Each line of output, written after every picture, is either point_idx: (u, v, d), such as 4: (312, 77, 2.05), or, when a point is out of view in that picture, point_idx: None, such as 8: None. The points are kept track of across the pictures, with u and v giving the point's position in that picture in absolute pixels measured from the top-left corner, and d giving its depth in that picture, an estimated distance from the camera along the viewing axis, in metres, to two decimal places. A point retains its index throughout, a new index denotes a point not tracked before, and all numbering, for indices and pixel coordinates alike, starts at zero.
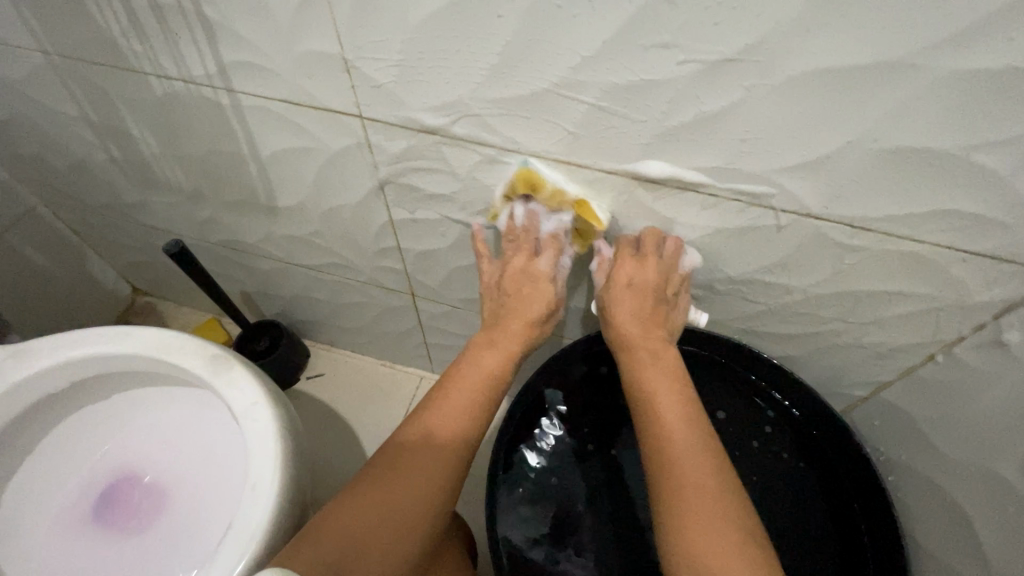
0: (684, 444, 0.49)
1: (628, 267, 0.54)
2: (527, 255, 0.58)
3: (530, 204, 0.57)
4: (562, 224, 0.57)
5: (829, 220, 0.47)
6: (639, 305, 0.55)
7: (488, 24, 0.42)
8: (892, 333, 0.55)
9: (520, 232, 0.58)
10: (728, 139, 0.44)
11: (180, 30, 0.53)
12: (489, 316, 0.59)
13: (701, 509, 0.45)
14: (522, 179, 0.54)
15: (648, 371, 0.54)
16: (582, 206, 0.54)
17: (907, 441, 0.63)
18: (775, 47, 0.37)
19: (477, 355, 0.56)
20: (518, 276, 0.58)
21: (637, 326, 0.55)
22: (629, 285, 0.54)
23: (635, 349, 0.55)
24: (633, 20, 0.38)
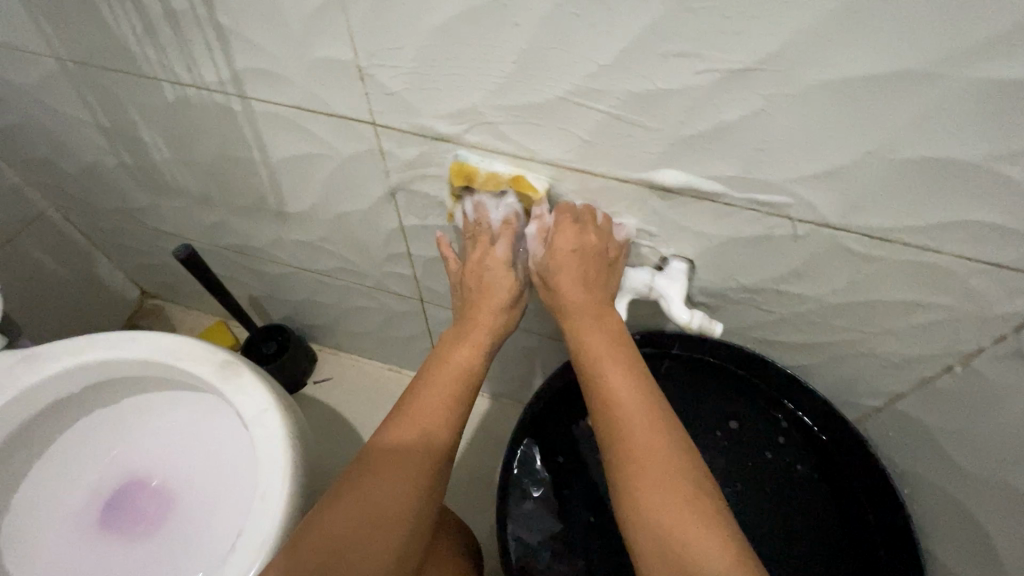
0: (631, 408, 0.46)
1: (565, 237, 0.52)
2: (483, 247, 0.57)
3: (474, 196, 0.57)
4: (509, 207, 0.56)
5: (847, 231, 0.46)
6: (577, 269, 0.52)
7: (504, 33, 0.42)
8: (909, 345, 0.54)
9: (474, 226, 0.58)
10: (745, 148, 0.43)
11: (194, 36, 0.53)
12: (459, 313, 0.59)
13: (652, 475, 0.43)
14: (456, 173, 0.55)
15: (590, 335, 0.51)
16: (519, 181, 0.53)
17: (924, 453, 0.62)
18: (796, 56, 0.37)
19: (446, 352, 0.55)
20: (476, 270, 0.57)
21: (577, 292, 0.52)
22: (565, 253, 0.52)
23: (574, 313, 0.52)
24: (652, 28, 0.38)
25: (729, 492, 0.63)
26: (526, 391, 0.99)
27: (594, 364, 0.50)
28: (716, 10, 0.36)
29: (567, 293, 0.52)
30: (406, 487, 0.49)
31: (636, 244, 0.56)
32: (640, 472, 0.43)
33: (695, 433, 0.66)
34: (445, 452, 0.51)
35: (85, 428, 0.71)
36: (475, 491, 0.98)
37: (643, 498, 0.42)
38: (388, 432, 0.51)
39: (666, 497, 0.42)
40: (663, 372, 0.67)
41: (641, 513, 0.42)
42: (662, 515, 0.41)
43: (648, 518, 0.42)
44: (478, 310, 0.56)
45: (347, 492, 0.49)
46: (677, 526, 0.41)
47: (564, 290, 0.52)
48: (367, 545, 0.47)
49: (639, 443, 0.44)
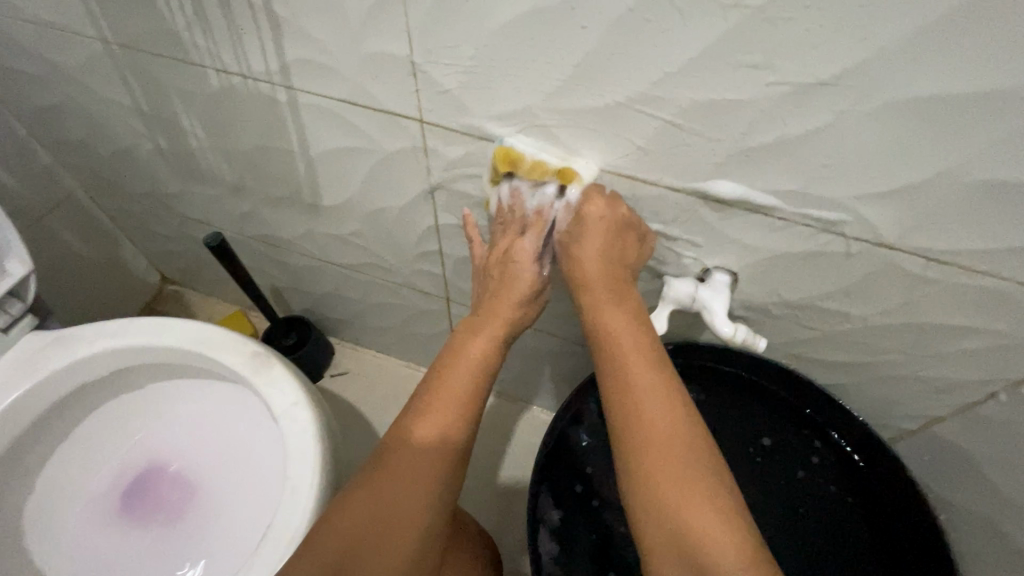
0: (646, 392, 0.46)
1: (594, 205, 0.50)
2: (514, 236, 0.56)
3: (514, 182, 0.55)
4: (545, 197, 0.53)
5: (904, 251, 0.46)
6: (603, 241, 0.51)
7: (570, 35, 0.41)
8: (954, 369, 0.53)
9: (508, 212, 0.56)
10: (807, 163, 0.43)
11: (246, 26, 0.52)
12: (480, 298, 0.57)
13: (664, 460, 0.43)
14: (501, 159, 0.52)
15: (608, 315, 0.50)
16: (567, 174, 0.51)
17: (963, 477, 0.62)
18: (872, 75, 0.36)
19: (467, 338, 0.54)
20: (501, 259, 0.56)
21: (597, 266, 0.51)
22: (593, 223, 0.50)
23: (593, 289, 0.51)
24: (726, 36, 0.37)
25: (759, 508, 0.63)
26: (546, 395, 0.99)
27: (612, 345, 0.49)
28: (797, 22, 0.35)
29: (589, 265, 0.51)
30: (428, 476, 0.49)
31: (679, 253, 0.56)
32: (657, 453, 0.44)
33: (725, 447, 0.66)
34: (464, 446, 0.51)
35: (109, 414, 0.70)
36: (490, 494, 0.97)
37: (656, 482, 0.43)
38: (415, 413, 0.51)
39: (679, 483, 0.42)
40: (695, 385, 0.67)
41: (651, 498, 0.43)
42: (674, 502, 0.42)
43: (658, 504, 0.43)
44: (503, 300, 0.55)
45: (373, 484, 0.48)
46: (687, 513, 0.41)
47: (588, 265, 0.51)
48: (390, 535, 0.47)
49: (657, 429, 0.44)
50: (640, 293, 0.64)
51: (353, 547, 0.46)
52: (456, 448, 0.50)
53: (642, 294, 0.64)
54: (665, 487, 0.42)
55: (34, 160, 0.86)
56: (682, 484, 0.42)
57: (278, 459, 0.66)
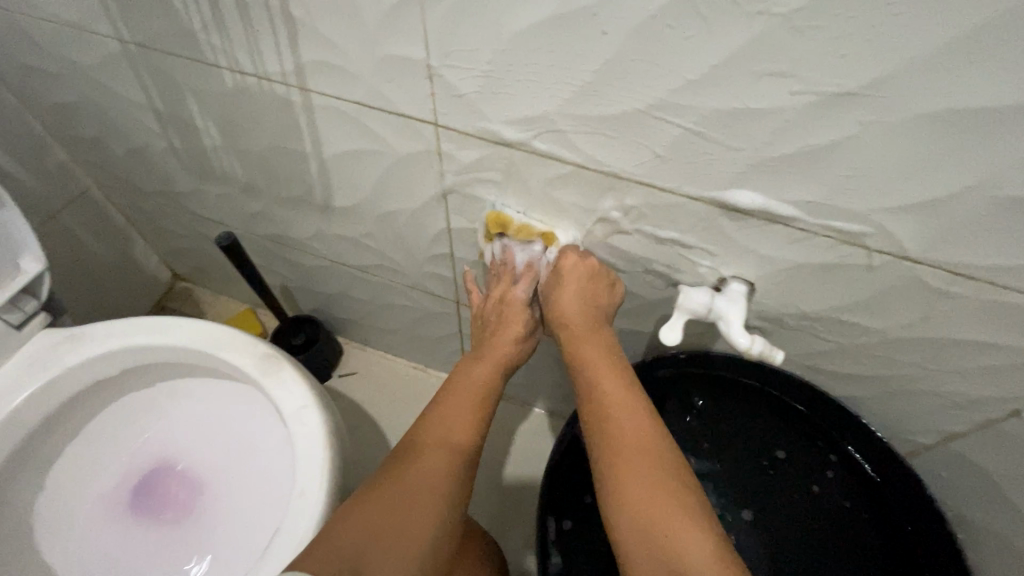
0: (619, 411, 0.51)
1: (568, 258, 0.56)
2: (505, 286, 0.63)
3: (504, 240, 0.62)
4: (532, 253, 0.61)
5: (927, 265, 0.45)
6: (579, 287, 0.56)
7: (590, 40, 0.40)
8: (975, 385, 0.52)
9: (500, 266, 0.64)
10: (831, 174, 0.42)
11: (262, 27, 0.52)
12: (479, 339, 0.64)
13: (636, 472, 0.47)
14: (492, 222, 0.60)
15: (585, 345, 0.56)
16: (549, 237, 0.59)
17: (982, 494, 0.60)
18: (900, 85, 0.35)
19: (464, 372, 0.60)
20: (497, 305, 0.63)
21: (575, 306, 0.56)
22: (568, 274, 0.56)
23: (571, 326, 0.57)
24: (752, 43, 0.36)
25: (771, 521, 0.62)
26: (553, 400, 0.98)
27: (588, 372, 0.54)
28: (826, 30, 0.34)
29: (567, 305, 0.56)
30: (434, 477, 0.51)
31: (694, 262, 0.55)
32: (628, 465, 0.47)
33: (736, 458, 0.65)
34: (469, 460, 0.53)
35: (119, 412, 0.71)
36: (495, 499, 0.96)
37: (629, 490, 0.46)
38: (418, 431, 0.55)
39: (651, 490, 0.46)
40: (708, 395, 0.68)
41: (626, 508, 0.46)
42: (646, 509, 0.45)
43: (633, 512, 0.45)
44: (497, 339, 0.61)
45: (383, 486, 0.50)
46: (659, 518, 0.44)
47: (564, 305, 0.56)
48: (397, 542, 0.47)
49: (628, 444, 0.49)
50: (653, 301, 0.63)
51: (362, 547, 0.46)
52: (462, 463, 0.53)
53: (655, 302, 0.63)
54: (638, 495, 0.46)
55: (50, 157, 0.87)
56: (655, 491, 0.45)
57: (286, 461, 0.66)
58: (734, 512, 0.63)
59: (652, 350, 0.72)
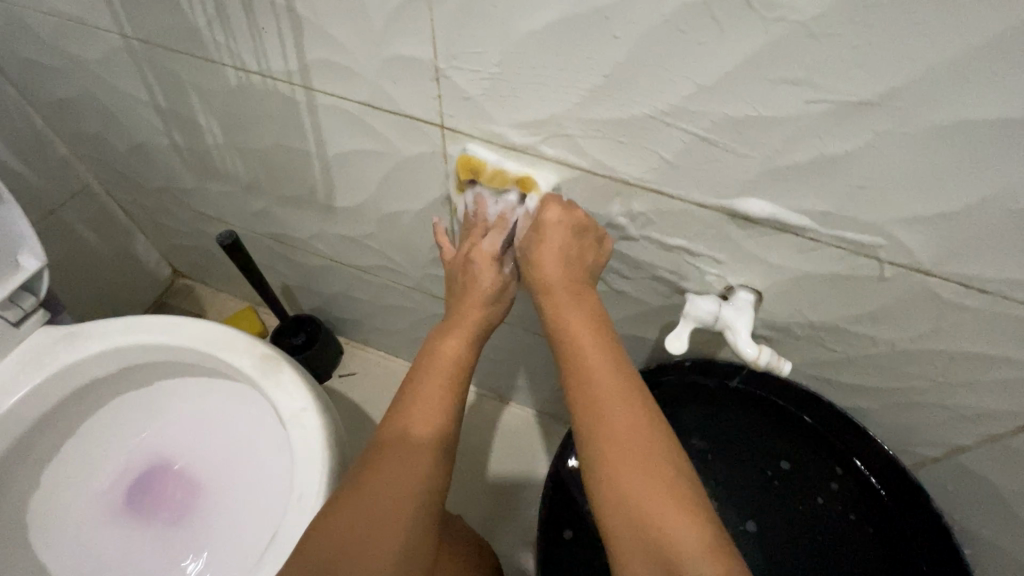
0: (606, 391, 0.46)
1: (550, 211, 0.50)
2: (475, 240, 0.57)
3: (477, 188, 0.56)
4: (507, 203, 0.55)
5: (940, 278, 0.44)
6: (560, 244, 0.51)
7: (602, 45, 0.39)
8: (985, 399, 0.51)
9: (473, 220, 0.58)
10: (844, 185, 0.41)
11: (267, 25, 0.51)
12: (448, 302, 0.58)
13: (626, 455, 0.43)
14: (463, 166, 0.54)
15: (569, 317, 0.50)
16: (526, 182, 0.53)
17: (989, 506, 0.60)
18: (919, 96, 0.34)
19: (435, 343, 0.55)
20: (465, 262, 0.57)
21: (556, 266, 0.51)
22: (550, 226, 0.50)
23: (550, 289, 0.51)
24: (768, 51, 0.35)
25: (775, 531, 0.62)
26: (554, 404, 0.97)
27: (573, 346, 0.49)
28: (844, 38, 0.33)
29: (547, 265, 0.51)
30: (415, 473, 0.48)
31: (701, 269, 0.54)
32: (617, 447, 0.44)
33: (739, 467, 0.66)
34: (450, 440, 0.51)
35: (116, 411, 0.70)
36: (494, 504, 0.95)
37: (617, 478, 0.43)
38: (397, 414, 0.51)
39: (639, 478, 0.43)
40: (711, 404, 0.67)
41: (612, 495, 0.43)
42: (638, 495, 0.42)
43: (620, 502, 0.42)
44: (469, 303, 0.56)
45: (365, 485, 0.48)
46: (651, 507, 0.41)
47: (544, 266, 0.51)
48: (376, 537, 0.46)
49: (616, 424, 0.45)
50: (658, 307, 0.62)
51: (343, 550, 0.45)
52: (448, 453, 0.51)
53: (659, 308, 0.62)
54: (626, 483, 0.42)
55: (51, 152, 0.86)
56: (647, 475, 0.42)
57: (283, 465, 0.65)
58: (738, 521, 0.63)
59: (656, 356, 0.71)
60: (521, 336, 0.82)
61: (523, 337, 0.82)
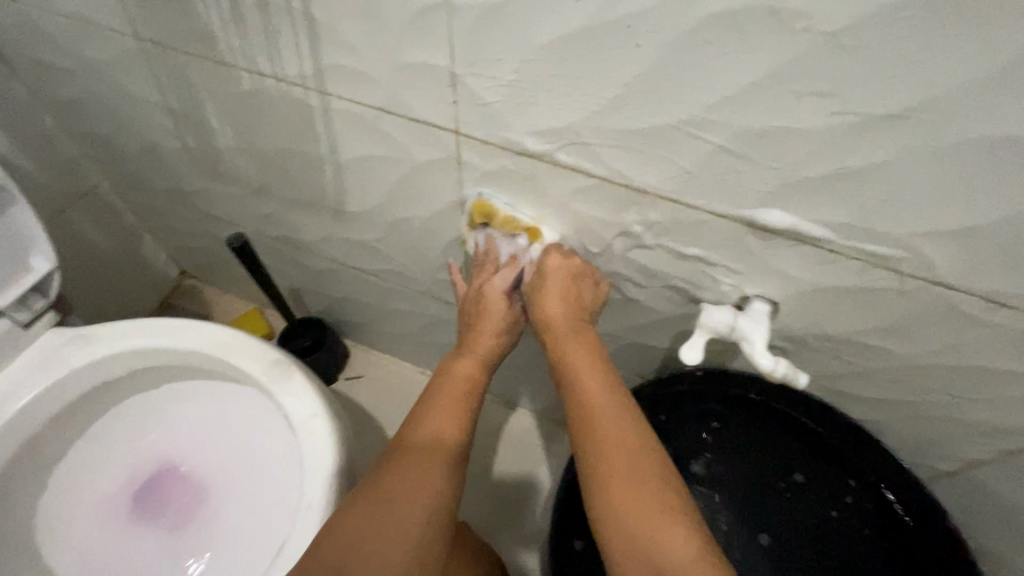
0: (604, 414, 0.47)
1: (553, 258, 0.54)
2: (485, 277, 0.59)
3: (488, 231, 0.59)
4: (517, 247, 0.59)
5: (963, 291, 0.43)
6: (563, 288, 0.54)
7: (624, 54, 0.39)
8: (1004, 414, 0.51)
9: (483, 257, 0.60)
10: (867, 197, 0.40)
11: (283, 28, 0.51)
12: (458, 335, 0.60)
13: (622, 473, 0.43)
14: (478, 211, 0.57)
15: (568, 346, 0.51)
16: (534, 233, 0.57)
17: (1004, 518, 0.59)
18: (949, 108, 0.34)
19: (446, 371, 0.56)
20: (475, 297, 0.59)
21: (559, 306, 0.53)
22: (552, 271, 0.54)
23: (553, 323, 0.53)
24: (793, 62, 0.35)
25: (788, 546, 0.62)
26: (561, 410, 0.97)
27: (570, 370, 0.50)
28: (873, 50, 0.33)
29: (550, 304, 0.53)
30: (417, 490, 0.47)
31: (716, 279, 0.53)
32: (612, 465, 0.44)
33: (754, 480, 0.65)
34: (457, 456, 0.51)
35: (124, 413, 0.70)
36: (501, 510, 0.94)
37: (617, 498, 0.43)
38: (402, 439, 0.52)
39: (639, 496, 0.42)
40: (725, 415, 0.67)
41: (612, 515, 0.42)
42: (634, 512, 0.41)
43: (621, 523, 0.42)
44: (479, 337, 0.58)
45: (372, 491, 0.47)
46: (647, 524, 0.41)
47: (547, 304, 0.53)
48: (381, 542, 0.44)
49: (612, 442, 0.45)
50: (670, 316, 0.62)
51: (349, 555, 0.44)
52: (454, 468, 0.50)
53: (672, 317, 0.62)
54: (625, 502, 0.42)
55: (61, 152, 0.86)
56: (644, 493, 0.42)
57: (291, 471, 0.64)
58: (752, 535, 0.63)
59: (666, 365, 0.70)
60: (529, 342, 0.81)
61: (532, 343, 0.81)
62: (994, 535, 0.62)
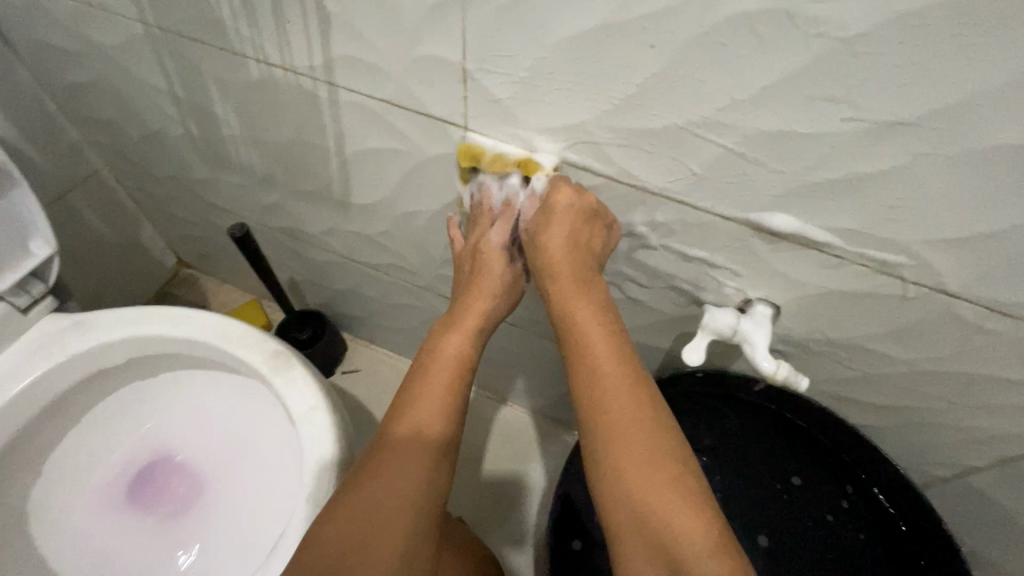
0: (614, 391, 0.45)
1: (560, 195, 0.49)
2: (482, 229, 0.56)
3: (481, 176, 0.56)
4: (511, 187, 0.54)
5: (965, 300, 0.44)
6: (569, 229, 0.49)
7: (636, 54, 0.39)
8: (999, 422, 0.52)
9: (478, 206, 0.57)
10: (876, 204, 0.41)
11: (294, 17, 0.51)
12: (456, 293, 0.58)
13: (634, 457, 0.42)
14: (463, 155, 0.54)
15: (578, 307, 0.48)
16: (527, 164, 0.51)
17: (994, 522, 0.60)
18: (960, 119, 0.34)
19: (438, 341, 0.54)
20: (473, 252, 0.56)
21: (564, 253, 0.49)
22: (558, 214, 0.49)
23: (559, 279, 0.49)
24: (808, 68, 0.35)
25: (785, 549, 0.62)
26: (558, 408, 0.97)
27: (579, 337, 0.47)
28: (887, 58, 0.33)
29: (556, 255, 0.49)
30: (421, 470, 0.47)
31: (720, 282, 0.54)
32: (624, 445, 0.43)
33: (752, 485, 0.66)
34: (456, 436, 0.51)
35: (123, 401, 0.69)
36: (497, 506, 0.95)
37: (624, 475, 0.42)
38: (398, 428, 0.49)
39: (645, 474, 0.42)
40: (724, 417, 0.68)
41: (619, 495, 0.42)
42: (646, 498, 0.41)
43: (627, 497, 0.42)
44: (475, 299, 0.55)
45: (374, 483, 0.47)
46: (659, 510, 0.40)
47: (553, 255, 0.49)
48: (382, 532, 0.45)
49: (622, 420, 0.44)
50: (672, 316, 0.62)
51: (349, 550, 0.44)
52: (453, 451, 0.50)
53: (674, 318, 0.62)
54: (635, 487, 0.42)
55: (63, 137, 0.85)
56: (657, 479, 0.41)
57: (288, 464, 0.64)
58: (749, 537, 0.63)
59: (667, 366, 0.71)
60: (529, 339, 0.81)
61: (531, 341, 0.81)
62: (985, 538, 0.63)
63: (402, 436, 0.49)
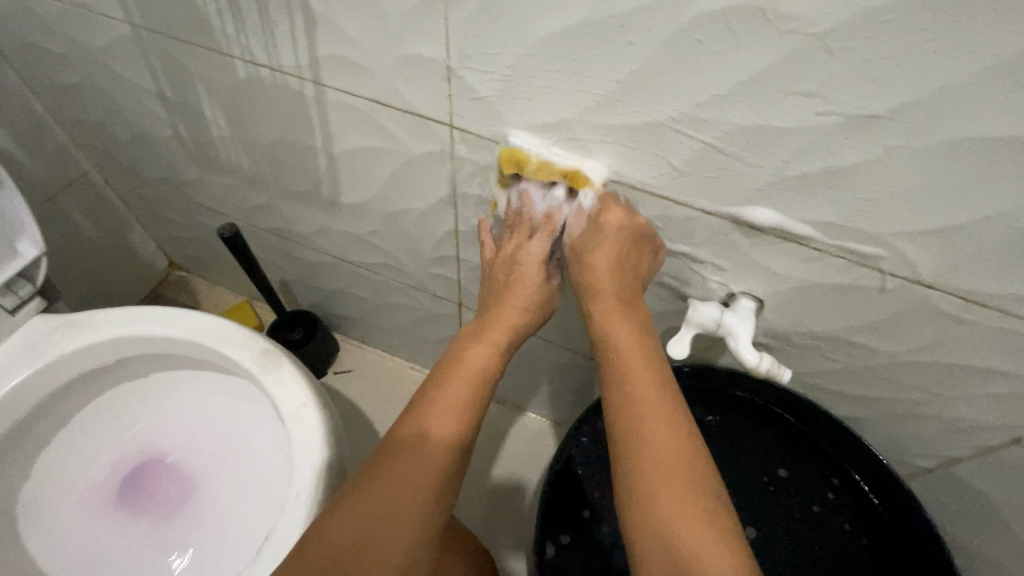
0: (649, 408, 0.44)
1: (614, 214, 0.50)
2: (519, 240, 0.55)
3: (521, 184, 0.55)
4: (554, 201, 0.54)
5: (940, 290, 0.45)
6: (617, 248, 0.50)
7: (616, 50, 0.40)
8: (978, 413, 0.53)
9: (517, 215, 0.56)
10: (853, 196, 0.41)
11: (279, 17, 0.51)
12: (483, 305, 0.57)
13: (666, 477, 0.41)
14: (505, 161, 0.52)
15: (617, 327, 0.49)
16: (577, 177, 0.50)
17: (975, 511, 0.61)
18: (929, 112, 0.35)
19: (463, 351, 0.53)
20: (507, 262, 0.56)
21: (608, 274, 0.50)
22: (610, 233, 0.50)
23: (601, 298, 0.50)
24: (781, 63, 0.36)
25: (773, 540, 0.63)
26: (550, 406, 0.98)
27: (619, 354, 0.48)
28: (857, 52, 0.34)
29: (600, 275, 0.50)
30: (428, 474, 0.46)
31: (705, 277, 0.54)
32: (655, 464, 0.42)
33: (742, 477, 0.66)
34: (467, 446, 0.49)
35: (112, 402, 0.69)
36: (489, 504, 0.95)
37: (652, 495, 0.41)
38: (408, 431, 0.48)
39: (675, 497, 0.40)
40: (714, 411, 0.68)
41: (647, 515, 0.40)
42: (674, 520, 0.39)
43: (655, 519, 0.40)
44: (506, 309, 0.54)
45: (372, 486, 0.46)
46: (687, 535, 0.38)
47: (597, 275, 0.50)
48: (383, 533, 0.44)
49: (655, 438, 0.43)
50: (659, 312, 0.63)
51: (342, 552, 0.44)
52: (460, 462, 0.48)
53: (661, 313, 0.63)
54: (663, 508, 0.40)
55: (51, 139, 0.85)
56: (686, 501, 0.40)
57: (279, 462, 0.65)
58: None
59: None
60: None
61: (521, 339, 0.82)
62: (967, 528, 0.64)
63: (412, 440, 0.47)
